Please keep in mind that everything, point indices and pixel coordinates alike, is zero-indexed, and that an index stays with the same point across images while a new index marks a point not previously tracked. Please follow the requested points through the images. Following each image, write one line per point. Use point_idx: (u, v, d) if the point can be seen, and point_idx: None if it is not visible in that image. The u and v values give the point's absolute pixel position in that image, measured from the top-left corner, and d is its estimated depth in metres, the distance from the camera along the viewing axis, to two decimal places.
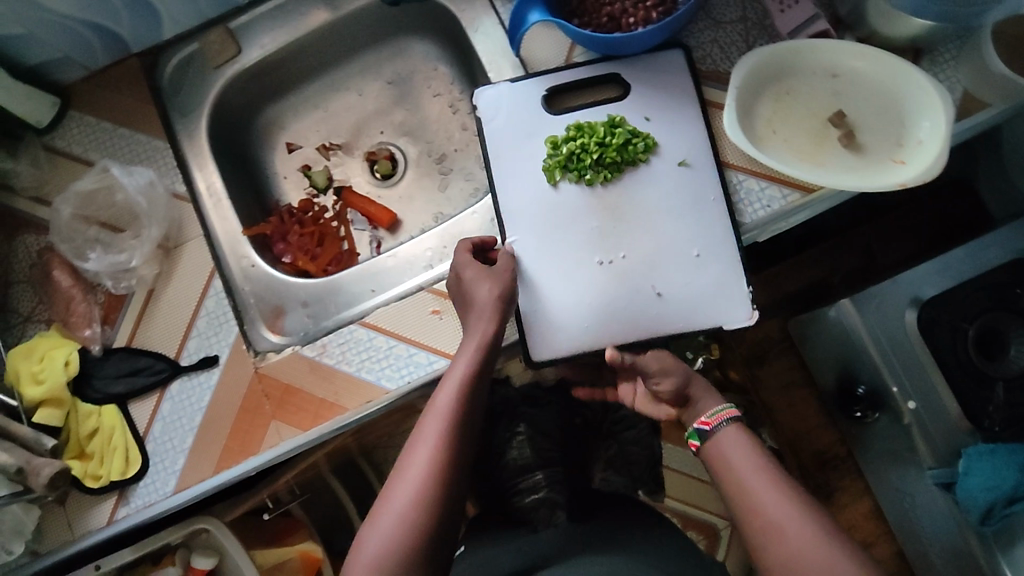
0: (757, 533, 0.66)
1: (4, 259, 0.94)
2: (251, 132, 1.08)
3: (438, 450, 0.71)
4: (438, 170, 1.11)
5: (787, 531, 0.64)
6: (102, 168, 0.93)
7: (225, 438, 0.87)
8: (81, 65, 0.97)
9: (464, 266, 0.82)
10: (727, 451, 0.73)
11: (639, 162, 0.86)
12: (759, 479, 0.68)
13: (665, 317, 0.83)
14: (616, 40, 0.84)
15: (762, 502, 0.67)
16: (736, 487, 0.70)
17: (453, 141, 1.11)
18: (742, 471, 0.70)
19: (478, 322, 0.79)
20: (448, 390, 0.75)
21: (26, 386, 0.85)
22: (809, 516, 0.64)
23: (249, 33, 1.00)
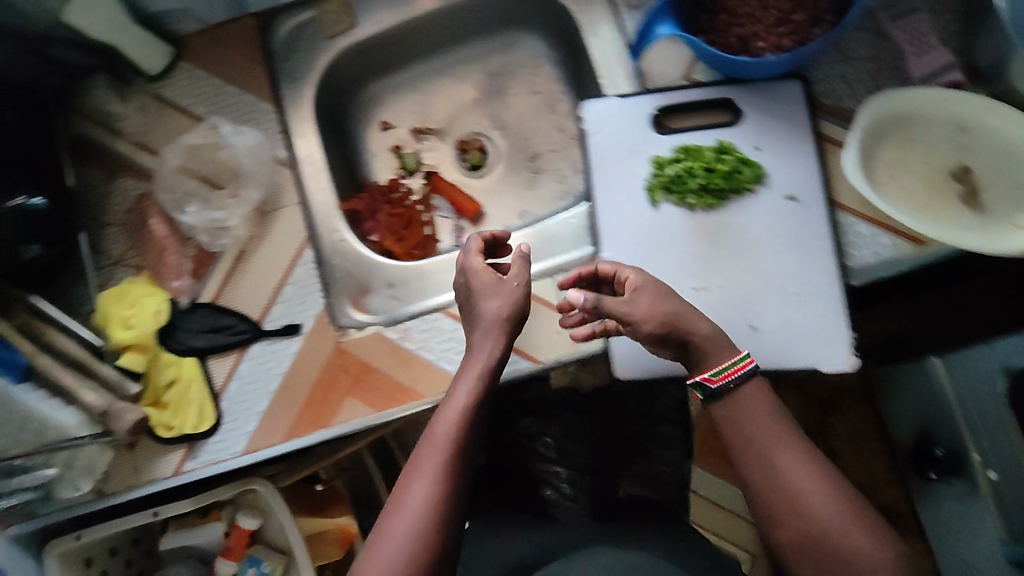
0: (778, 507, 0.64)
1: (102, 200, 0.94)
2: (351, 106, 1.08)
3: (439, 480, 0.68)
4: (528, 167, 1.10)
5: (811, 510, 0.63)
6: (211, 125, 0.95)
7: (298, 407, 0.88)
8: (198, 18, 0.96)
9: (477, 275, 0.79)
10: (744, 412, 0.68)
11: (744, 191, 0.82)
12: (783, 442, 0.66)
13: (757, 352, 0.80)
14: (739, 63, 0.83)
15: (788, 474, 0.65)
16: (755, 451, 0.67)
17: (547, 141, 1.10)
18: (762, 429, 0.67)
19: (488, 339, 0.75)
20: (448, 419, 0.71)
21: (115, 329, 0.85)
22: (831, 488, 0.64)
23: (366, 7, 1.00)
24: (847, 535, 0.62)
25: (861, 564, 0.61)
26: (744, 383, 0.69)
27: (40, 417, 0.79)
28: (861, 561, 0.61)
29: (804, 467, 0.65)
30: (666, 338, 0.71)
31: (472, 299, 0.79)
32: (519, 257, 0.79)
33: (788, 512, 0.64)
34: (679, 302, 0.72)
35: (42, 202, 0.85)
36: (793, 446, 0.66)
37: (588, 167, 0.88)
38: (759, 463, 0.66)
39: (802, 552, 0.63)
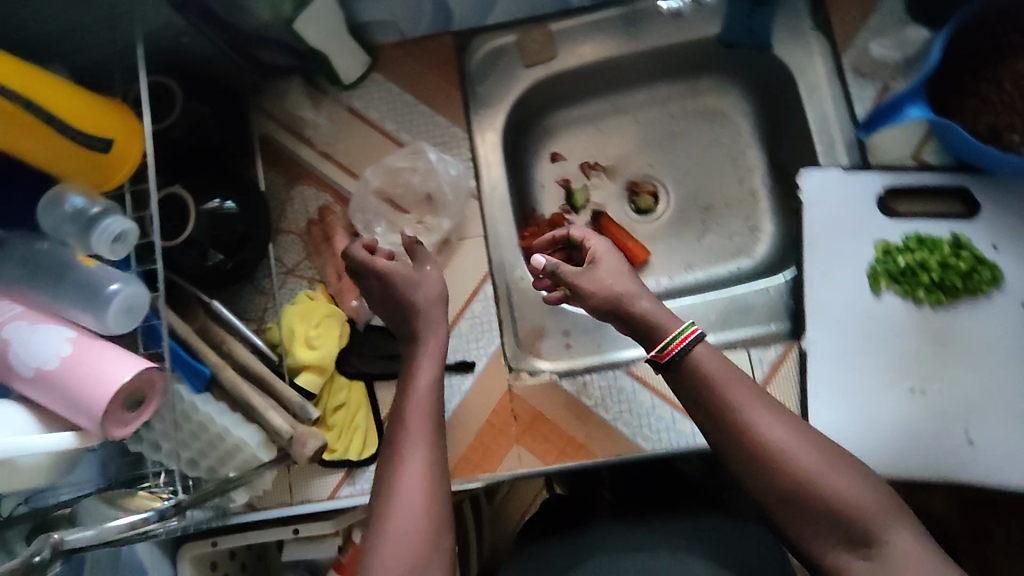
0: (753, 459, 0.62)
1: (281, 206, 0.91)
2: (529, 134, 1.01)
3: (430, 451, 0.68)
4: (699, 220, 1.01)
5: (787, 456, 0.61)
6: (415, 149, 0.91)
7: (464, 448, 0.85)
8: (400, 30, 0.92)
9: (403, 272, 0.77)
10: (704, 372, 0.65)
11: (979, 293, 0.78)
12: (747, 396, 0.63)
13: (974, 467, 0.77)
14: (986, 152, 0.76)
15: (752, 425, 0.62)
16: (722, 413, 0.64)
17: (722, 192, 1.01)
18: (720, 385, 0.64)
19: (428, 326, 0.76)
20: (415, 401, 0.71)
21: (297, 346, 0.83)
22: (796, 431, 0.62)
23: (570, 39, 0.95)
24: (827, 475, 0.60)
25: (842, 501, 0.59)
26: (698, 345, 0.66)
27: (216, 432, 0.74)
28: (840, 501, 0.59)
29: (776, 422, 0.62)
30: (617, 316, 0.71)
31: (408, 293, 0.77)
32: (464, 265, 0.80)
33: (764, 465, 0.61)
34: (629, 281, 0.72)
35: (235, 208, 0.81)
36: (753, 396, 0.64)
37: (805, 241, 0.83)
38: (721, 422, 0.64)
39: (784, 502, 0.61)
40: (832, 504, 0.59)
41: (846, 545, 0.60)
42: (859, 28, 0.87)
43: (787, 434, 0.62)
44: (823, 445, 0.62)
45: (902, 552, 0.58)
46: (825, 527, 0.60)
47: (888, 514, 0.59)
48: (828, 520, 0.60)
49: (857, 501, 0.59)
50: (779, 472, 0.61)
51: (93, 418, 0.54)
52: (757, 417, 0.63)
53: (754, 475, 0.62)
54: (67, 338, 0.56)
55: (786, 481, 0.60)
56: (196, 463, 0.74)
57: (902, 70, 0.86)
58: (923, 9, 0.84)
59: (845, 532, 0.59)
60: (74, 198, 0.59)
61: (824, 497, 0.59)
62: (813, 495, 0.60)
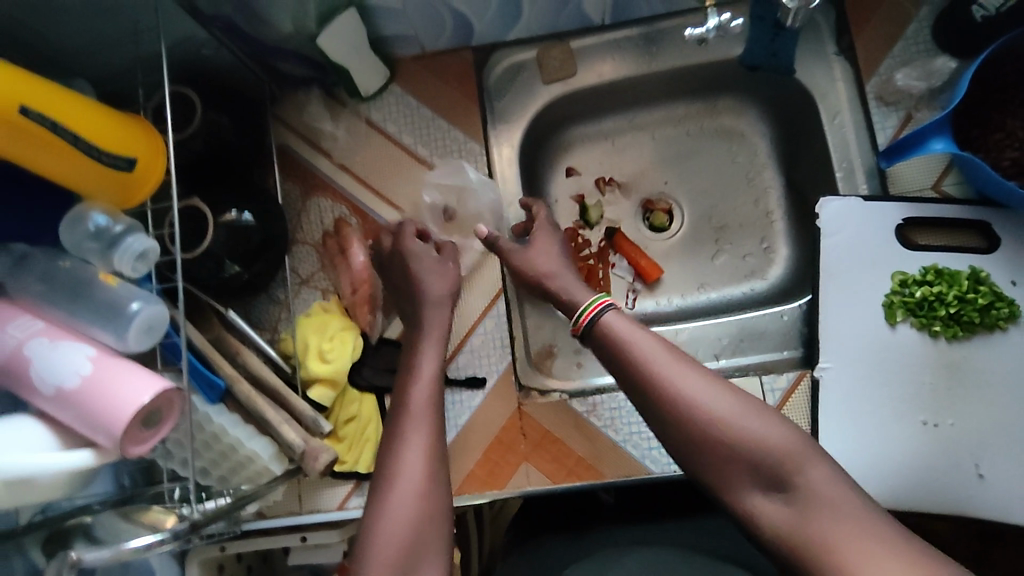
0: (666, 409, 0.60)
1: (296, 217, 0.92)
2: (545, 150, 1.01)
3: (433, 432, 0.67)
4: (713, 239, 1.00)
5: (696, 401, 0.59)
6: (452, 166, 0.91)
7: (473, 464, 0.85)
8: (420, 44, 0.92)
9: (420, 258, 0.83)
10: (617, 334, 0.66)
11: (996, 329, 0.78)
12: (657, 349, 0.63)
13: (986, 504, 0.76)
14: (1008, 189, 0.76)
15: (666, 378, 0.61)
16: (633, 369, 0.63)
17: (737, 212, 1.00)
18: (635, 344, 0.64)
19: (433, 311, 0.80)
20: (427, 384, 0.72)
21: (310, 359, 0.84)
22: (707, 379, 0.61)
23: (591, 56, 0.94)
24: (737, 418, 0.58)
25: (752, 441, 0.57)
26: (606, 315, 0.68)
27: (229, 442, 0.74)
28: (752, 442, 0.57)
29: (691, 373, 0.61)
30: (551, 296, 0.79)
31: (422, 281, 0.81)
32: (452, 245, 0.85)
33: (675, 415, 0.60)
34: (552, 261, 0.81)
35: (252, 220, 0.81)
36: (669, 351, 0.63)
37: (820, 269, 0.82)
38: (636, 378, 0.63)
39: (698, 450, 0.59)
40: (743, 446, 0.57)
41: (760, 488, 0.57)
42: (884, 56, 0.87)
43: (699, 383, 0.61)
44: (734, 392, 0.60)
45: (819, 489, 0.55)
46: (743, 473, 0.57)
47: (803, 453, 0.56)
48: (741, 462, 0.57)
49: (768, 443, 0.57)
50: (689, 419, 0.59)
51: (111, 436, 0.54)
52: (667, 367, 0.62)
53: (667, 426, 0.61)
54: (86, 357, 0.56)
55: (696, 428, 0.59)
56: (207, 472, 0.73)
57: (926, 100, 0.86)
58: (950, 41, 0.84)
59: (761, 474, 0.57)
60: (97, 217, 0.60)
61: (734, 440, 0.58)
62: (724, 438, 0.58)
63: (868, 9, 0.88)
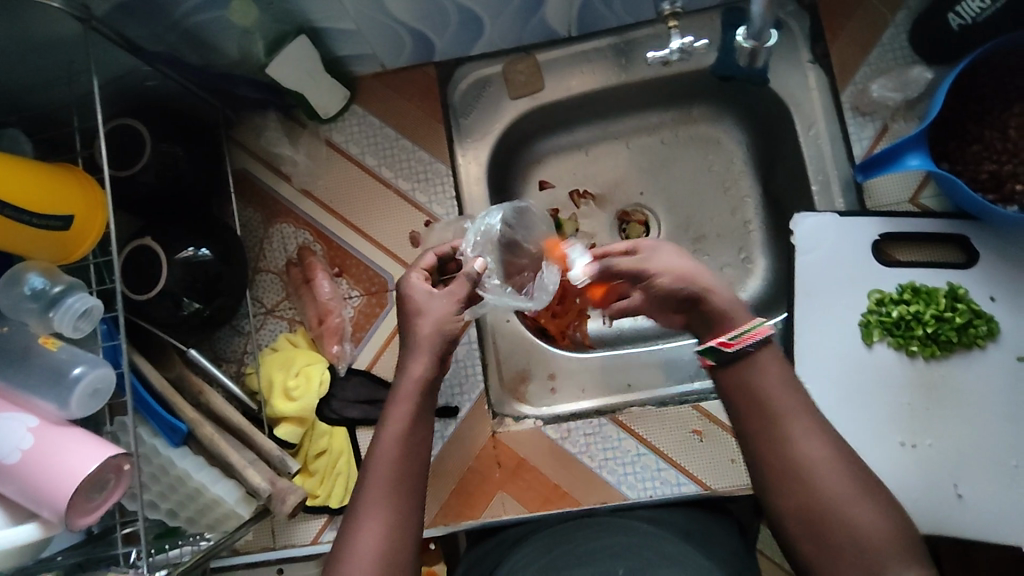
0: (778, 468, 0.57)
1: (260, 245, 0.90)
2: (516, 164, 0.98)
3: (390, 512, 0.61)
4: (691, 250, 0.96)
5: (814, 472, 0.56)
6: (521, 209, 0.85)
7: (447, 494, 0.84)
8: (380, 62, 0.88)
9: (416, 291, 0.71)
10: (754, 374, 0.60)
11: (975, 346, 0.76)
12: (790, 402, 0.59)
13: (964, 522, 0.75)
14: (983, 206, 0.74)
15: (789, 436, 0.57)
16: (761, 416, 0.59)
17: (714, 222, 0.96)
18: (768, 387, 0.59)
19: (416, 357, 0.68)
20: (388, 454, 0.64)
21: (277, 398, 0.82)
22: (830, 445, 0.57)
23: (560, 70, 0.91)
24: (852, 498, 0.55)
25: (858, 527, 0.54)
26: (763, 346, 0.61)
27: (194, 486, 0.74)
28: (859, 527, 0.54)
29: (823, 445, 0.57)
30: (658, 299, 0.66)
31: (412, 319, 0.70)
32: (461, 276, 0.71)
33: (794, 479, 0.56)
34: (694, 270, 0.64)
35: (210, 254, 0.78)
36: (805, 411, 0.59)
37: (795, 288, 0.81)
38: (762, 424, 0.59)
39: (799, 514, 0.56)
40: (850, 531, 0.54)
41: (852, 569, 0.53)
42: (860, 63, 0.84)
43: (827, 454, 0.56)
44: (865, 483, 0.55)
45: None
46: (838, 557, 0.54)
47: (898, 546, 0.53)
48: (836, 538, 0.54)
49: (878, 534, 0.53)
50: (799, 482, 0.56)
51: (57, 512, 0.53)
52: (795, 424, 0.58)
53: (777, 484, 0.57)
54: (28, 428, 0.55)
55: (807, 496, 0.56)
56: (175, 513, 0.74)
57: (902, 111, 0.83)
58: (928, 49, 0.80)
59: (855, 560, 0.53)
60: (34, 277, 0.58)
61: (846, 525, 0.54)
62: (834, 521, 0.54)
63: (843, 15, 0.84)
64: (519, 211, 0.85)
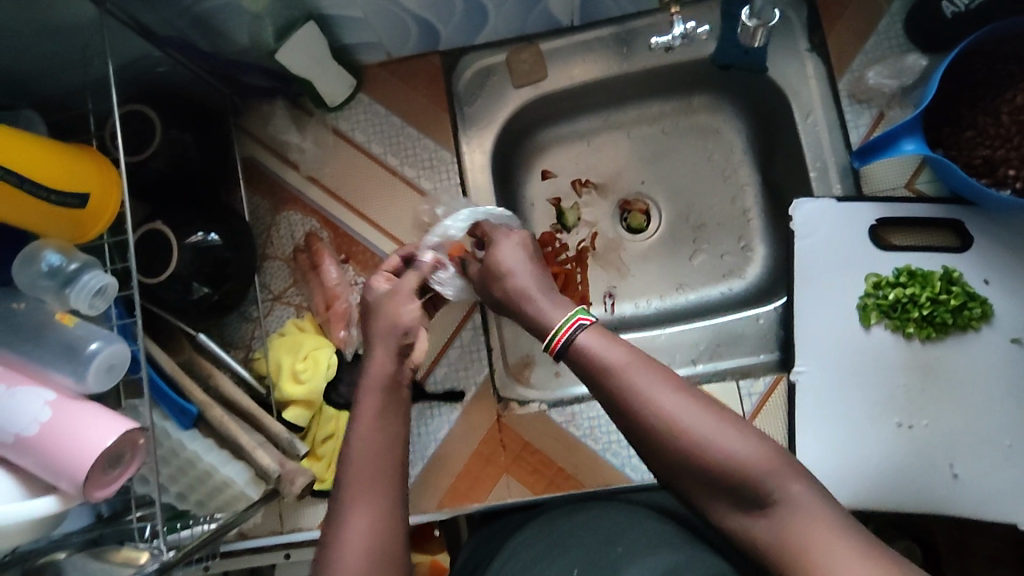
0: (641, 429, 0.55)
1: (267, 232, 0.91)
2: (519, 153, 0.99)
3: (378, 497, 0.61)
4: (691, 238, 0.98)
5: (678, 425, 0.54)
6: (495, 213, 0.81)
7: (453, 477, 0.86)
8: (386, 51, 0.89)
9: (376, 291, 0.75)
10: (593, 350, 0.58)
11: (970, 328, 0.78)
12: (631, 363, 0.57)
13: (959, 500, 0.77)
14: (977, 189, 0.75)
15: (643, 400, 0.55)
16: (614, 390, 0.57)
17: (715, 211, 0.98)
18: (610, 360, 0.57)
19: (380, 350, 0.70)
20: (366, 445, 0.64)
21: (286, 381, 0.83)
22: (680, 394, 0.55)
23: (562, 59, 0.92)
24: (715, 437, 0.53)
25: (727, 461, 0.52)
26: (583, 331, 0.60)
27: (204, 468, 0.75)
28: (736, 465, 0.52)
29: (675, 398, 0.55)
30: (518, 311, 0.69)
31: (371, 319, 0.73)
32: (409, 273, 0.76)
33: (660, 443, 0.54)
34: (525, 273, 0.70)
35: (219, 240, 0.79)
36: (651, 369, 0.57)
37: (794, 271, 0.82)
38: (617, 394, 0.57)
39: (678, 473, 0.54)
40: (729, 472, 0.52)
41: (740, 506, 0.53)
42: (857, 52, 0.85)
43: (676, 405, 0.55)
44: (730, 421, 0.54)
45: (794, 508, 0.51)
46: (731, 498, 0.53)
47: (780, 470, 0.52)
48: (720, 482, 0.53)
49: (760, 467, 0.52)
50: (669, 443, 0.54)
51: (74, 482, 0.53)
52: (640, 380, 0.56)
53: (648, 446, 0.56)
54: (45, 402, 0.55)
55: (680, 452, 0.54)
56: (184, 496, 0.75)
57: (898, 98, 0.85)
58: (923, 38, 0.82)
59: (740, 497, 0.52)
60: (50, 255, 0.59)
61: (725, 467, 0.52)
62: (714, 466, 0.53)
63: (841, 4, 0.86)
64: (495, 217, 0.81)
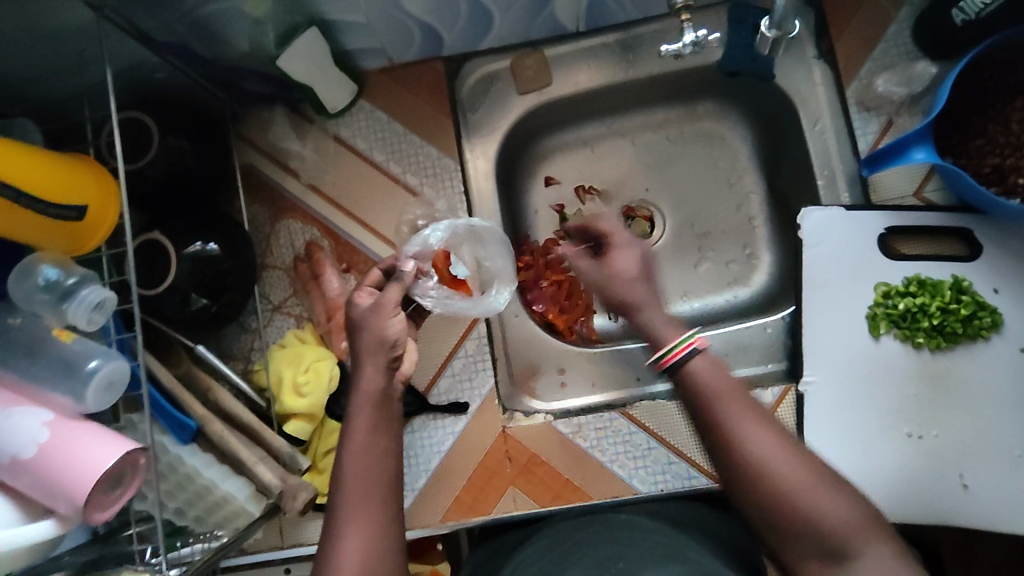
0: (733, 467, 0.59)
1: (266, 241, 0.89)
2: (523, 159, 0.98)
3: (373, 510, 0.63)
4: (695, 245, 0.97)
5: (772, 469, 0.57)
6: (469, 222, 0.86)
7: (457, 489, 0.84)
8: (388, 56, 0.87)
9: (358, 307, 0.72)
10: (697, 385, 0.63)
11: (980, 338, 0.78)
12: (736, 404, 0.61)
13: (969, 512, 0.77)
14: (988, 198, 0.75)
15: (744, 440, 0.59)
16: (714, 426, 0.61)
17: (720, 218, 0.97)
18: (715, 398, 0.62)
19: (369, 367, 0.69)
20: (357, 460, 0.65)
21: (286, 395, 0.81)
22: (788, 444, 0.58)
23: (567, 65, 0.91)
24: (815, 488, 0.56)
25: (816, 513, 0.55)
26: (694, 356, 0.64)
27: (203, 483, 0.73)
28: (826, 519, 0.55)
29: (775, 442, 0.58)
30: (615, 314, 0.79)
31: (357, 334, 0.71)
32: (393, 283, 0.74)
33: (751, 480, 0.58)
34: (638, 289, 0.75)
35: (217, 249, 0.77)
36: (753, 412, 0.61)
37: (803, 280, 0.82)
38: (716, 432, 0.61)
39: (766, 515, 0.57)
40: (816, 524, 0.55)
41: (820, 559, 0.55)
42: (864, 59, 0.85)
43: (778, 451, 0.58)
44: (823, 473, 0.57)
45: (877, 570, 0.53)
46: (807, 547, 0.56)
47: (862, 530, 0.55)
48: (804, 531, 0.55)
49: (846, 523, 0.54)
50: (761, 485, 0.57)
51: (73, 505, 0.52)
52: (739, 421, 0.60)
53: (736, 484, 0.59)
54: (41, 422, 0.53)
55: (768, 494, 0.57)
56: (183, 512, 0.74)
57: (907, 105, 0.84)
58: (932, 45, 0.82)
59: (821, 547, 0.55)
60: (47, 269, 0.57)
61: (813, 519, 0.55)
62: (799, 517, 0.55)
63: (848, 10, 0.85)
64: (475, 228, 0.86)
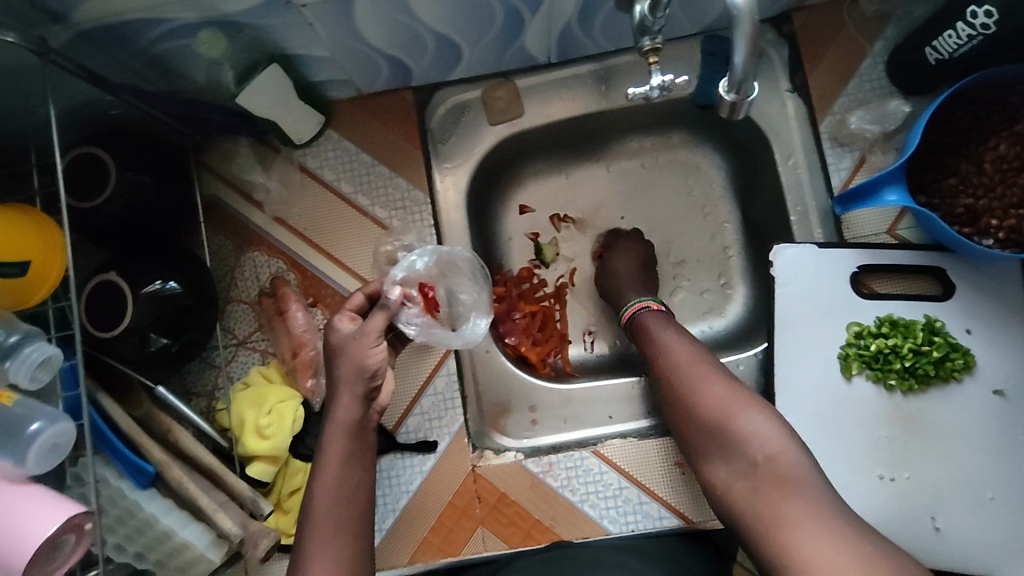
0: (665, 384, 0.74)
1: (230, 275, 0.87)
2: (495, 188, 0.96)
3: (343, 546, 0.64)
4: (670, 275, 0.96)
5: (694, 385, 0.70)
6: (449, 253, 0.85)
7: (426, 530, 0.82)
8: (356, 87, 0.85)
9: (339, 334, 0.72)
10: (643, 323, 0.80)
11: (951, 380, 0.77)
12: (675, 340, 0.75)
13: (941, 555, 0.76)
14: (962, 242, 0.74)
15: (675, 363, 0.73)
16: (654, 354, 0.76)
17: (695, 248, 0.96)
18: (658, 335, 0.78)
19: (345, 397, 0.70)
20: (328, 498, 0.66)
21: (248, 437, 0.79)
22: (726, 383, 0.69)
23: (539, 96, 0.89)
24: (742, 417, 0.66)
25: (735, 425, 0.66)
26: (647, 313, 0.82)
27: (162, 530, 0.71)
28: (745, 433, 0.65)
29: (704, 366, 0.71)
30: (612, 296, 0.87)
31: (336, 360, 0.71)
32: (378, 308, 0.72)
33: (680, 394, 0.71)
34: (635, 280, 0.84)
35: (179, 287, 0.76)
36: (690, 345, 0.75)
37: (775, 319, 0.80)
38: (655, 358, 0.76)
39: (704, 439, 0.68)
40: (740, 437, 0.65)
41: (741, 470, 0.64)
42: (838, 94, 0.84)
43: (722, 392, 0.68)
44: (750, 398, 0.68)
45: (793, 488, 0.60)
46: (735, 466, 0.65)
47: (782, 447, 0.63)
48: (729, 443, 0.66)
49: (766, 440, 0.64)
50: (688, 398, 0.70)
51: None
52: (674, 350, 0.75)
53: (670, 400, 0.73)
54: None
55: (695, 405, 0.69)
56: (143, 555, 0.72)
57: (881, 142, 0.83)
58: (906, 82, 0.81)
59: (744, 460, 0.64)
60: None
61: (734, 434, 0.65)
62: (722, 432, 0.66)
63: (823, 45, 0.84)
64: (447, 259, 0.85)
